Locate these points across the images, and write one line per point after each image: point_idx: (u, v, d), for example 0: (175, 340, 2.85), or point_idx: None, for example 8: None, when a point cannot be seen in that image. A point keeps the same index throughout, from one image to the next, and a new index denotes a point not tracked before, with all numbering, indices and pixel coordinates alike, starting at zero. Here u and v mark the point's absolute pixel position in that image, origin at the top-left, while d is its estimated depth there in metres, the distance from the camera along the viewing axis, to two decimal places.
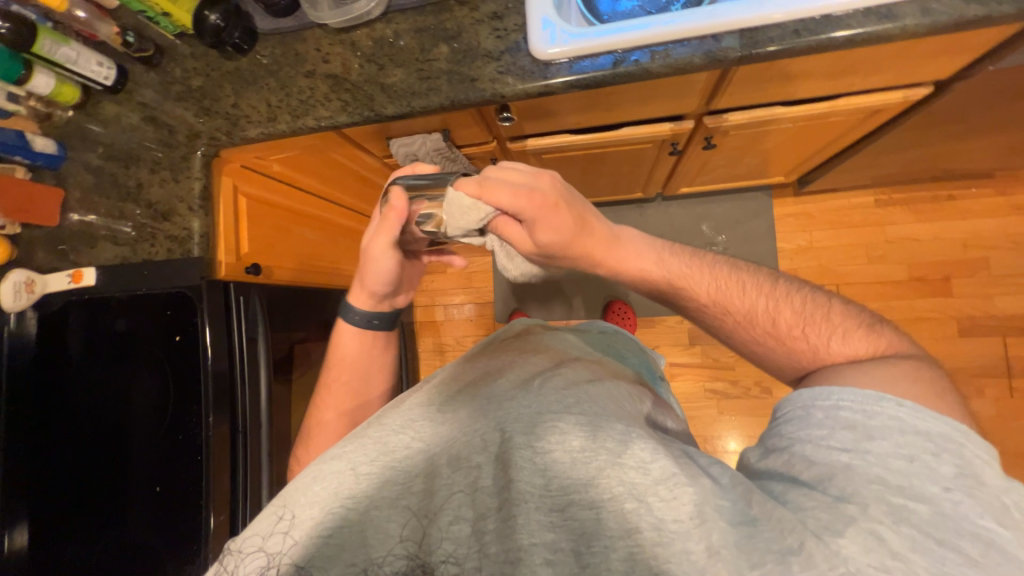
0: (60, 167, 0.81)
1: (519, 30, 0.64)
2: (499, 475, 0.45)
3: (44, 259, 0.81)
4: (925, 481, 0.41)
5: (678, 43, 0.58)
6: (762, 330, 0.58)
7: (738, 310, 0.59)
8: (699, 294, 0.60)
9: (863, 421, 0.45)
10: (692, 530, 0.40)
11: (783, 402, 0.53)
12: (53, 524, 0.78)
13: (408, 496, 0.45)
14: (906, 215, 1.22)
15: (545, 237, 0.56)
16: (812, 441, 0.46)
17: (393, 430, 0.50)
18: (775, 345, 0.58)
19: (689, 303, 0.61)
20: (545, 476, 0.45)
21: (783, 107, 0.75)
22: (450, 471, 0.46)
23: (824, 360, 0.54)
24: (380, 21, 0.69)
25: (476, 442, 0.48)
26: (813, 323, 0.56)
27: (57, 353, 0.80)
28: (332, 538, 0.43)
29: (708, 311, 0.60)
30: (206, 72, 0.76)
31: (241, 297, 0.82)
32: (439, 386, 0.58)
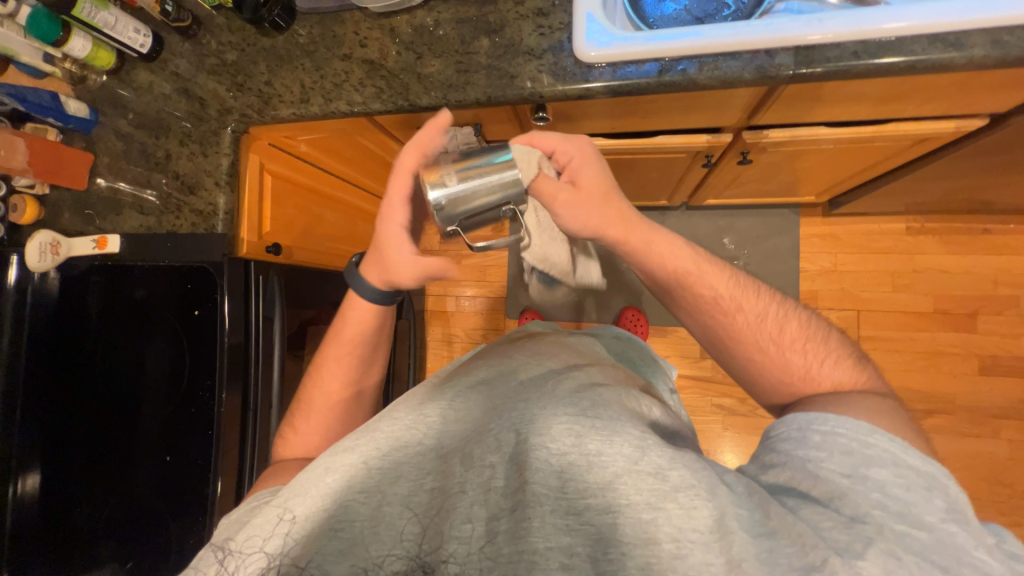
0: (91, 131, 0.81)
1: (564, 29, 0.62)
2: (513, 475, 0.45)
3: (70, 221, 0.82)
4: (923, 509, 0.42)
5: (729, 56, 0.56)
6: (769, 336, 0.59)
7: (749, 311, 0.60)
8: (716, 291, 0.61)
9: (861, 448, 0.46)
10: (713, 544, 0.40)
11: (777, 424, 0.53)
12: (60, 477, 0.79)
13: (420, 492, 0.46)
14: (938, 246, 1.19)
15: (588, 185, 0.58)
16: (813, 461, 0.47)
17: (405, 428, 0.51)
18: (776, 355, 0.58)
19: (705, 294, 0.60)
20: (560, 478, 0.44)
21: (826, 128, 0.72)
22: (462, 469, 0.47)
23: (817, 380, 0.56)
24: (421, 8, 0.68)
25: (489, 441, 0.48)
26: (813, 343, 0.58)
27: (77, 314, 0.82)
28: (345, 533, 0.44)
29: (722, 305, 0.60)
30: (242, 47, 0.75)
31: (261, 277, 0.81)
32: (449, 385, 0.59)
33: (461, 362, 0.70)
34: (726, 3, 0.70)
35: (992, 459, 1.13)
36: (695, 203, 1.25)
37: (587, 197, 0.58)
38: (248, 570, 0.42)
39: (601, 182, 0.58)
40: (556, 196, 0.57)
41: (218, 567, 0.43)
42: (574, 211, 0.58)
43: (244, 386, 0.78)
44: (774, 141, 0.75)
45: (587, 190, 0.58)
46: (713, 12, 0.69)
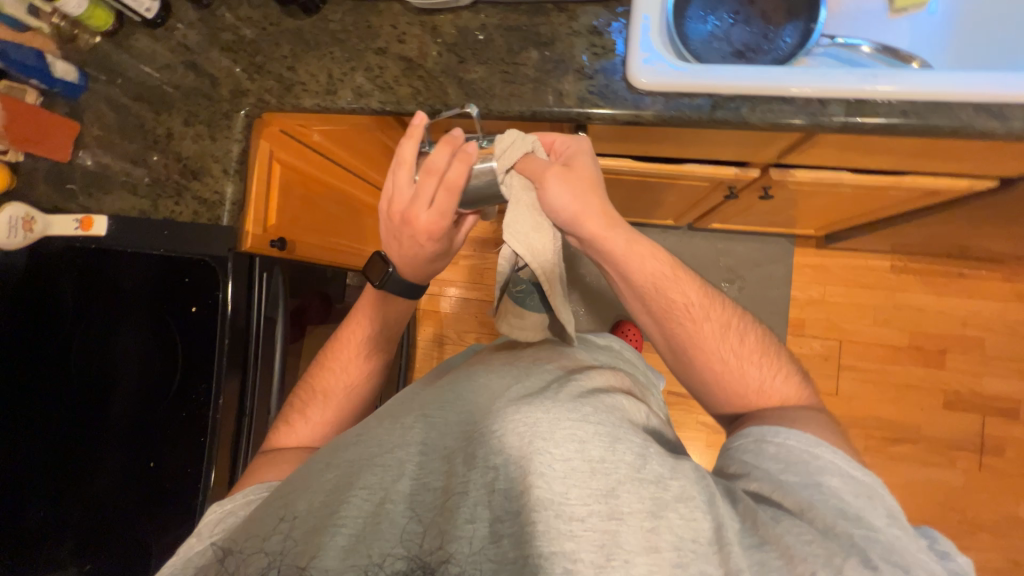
0: (78, 97, 0.73)
1: (618, 52, 0.60)
2: (518, 478, 0.43)
3: (46, 195, 0.74)
4: (872, 515, 0.44)
5: (783, 101, 0.56)
6: (730, 347, 0.61)
7: (716, 321, 0.61)
8: (682, 300, 0.60)
9: (811, 458, 0.49)
10: (712, 554, 0.41)
11: (736, 436, 0.56)
12: (17, 481, 0.71)
13: (422, 492, 0.44)
14: (917, 286, 1.26)
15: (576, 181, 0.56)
16: (772, 473, 0.49)
17: (410, 428, 0.51)
18: (735, 365, 0.60)
19: (679, 298, 0.60)
20: (564, 483, 0.43)
21: (848, 173, 0.75)
22: (466, 469, 0.45)
23: (768, 394, 0.59)
24: (467, 9, 0.64)
25: (494, 443, 0.47)
26: (767, 358, 0.61)
27: (47, 300, 0.74)
28: (349, 528, 0.42)
29: (693, 311, 0.60)
30: (262, 26, 0.69)
31: (264, 274, 0.75)
32: (450, 383, 0.58)
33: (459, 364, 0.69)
34: (768, 40, 0.71)
35: (948, 487, 1.22)
36: (699, 224, 1.27)
37: (577, 177, 0.56)
38: (248, 572, 0.40)
39: (594, 174, 0.57)
40: (547, 169, 0.55)
41: (219, 569, 0.42)
42: (562, 181, 0.55)
43: (238, 391, 0.72)
44: (798, 181, 0.77)
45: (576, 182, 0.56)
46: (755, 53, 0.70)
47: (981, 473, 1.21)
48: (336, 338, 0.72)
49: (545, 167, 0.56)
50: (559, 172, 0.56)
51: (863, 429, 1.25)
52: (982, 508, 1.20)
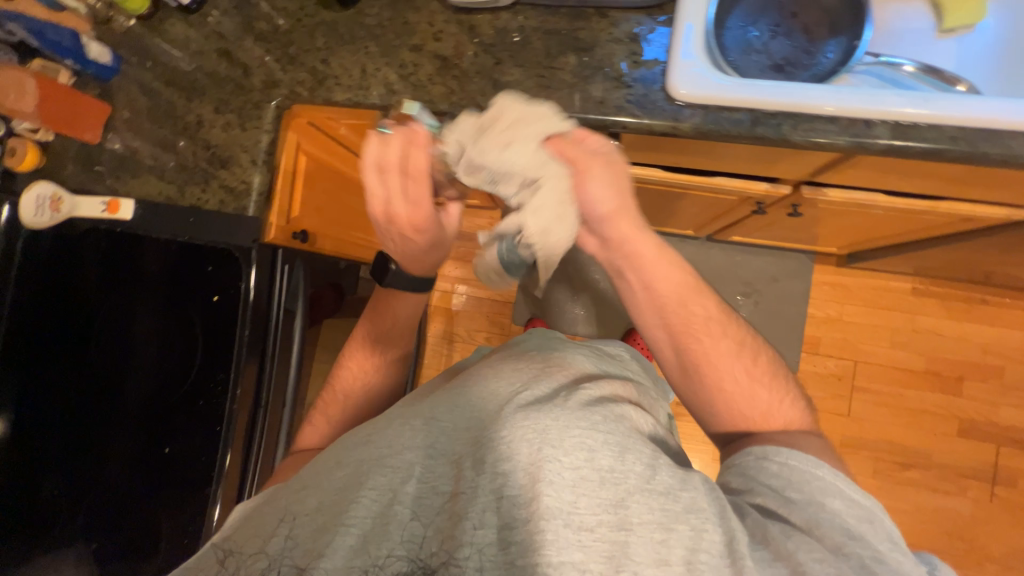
0: (110, 79, 0.73)
1: (659, 62, 0.59)
2: (527, 485, 0.41)
3: (74, 176, 0.74)
4: (876, 539, 0.43)
5: (826, 120, 0.55)
6: (742, 365, 0.57)
7: (731, 336, 0.58)
8: (695, 317, 0.58)
9: (815, 477, 0.47)
10: (724, 568, 0.40)
11: (736, 454, 0.53)
12: (35, 458, 0.72)
13: (430, 495, 0.44)
14: (937, 310, 1.24)
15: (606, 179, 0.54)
16: (774, 492, 0.47)
17: (419, 427, 0.49)
18: (748, 386, 0.56)
19: (695, 309, 0.58)
20: (574, 492, 0.41)
21: (882, 196, 0.73)
22: (474, 474, 0.43)
23: (777, 418, 0.54)
24: (507, 10, 0.63)
25: (502, 449, 0.44)
26: (779, 383, 0.57)
27: (70, 281, 0.74)
28: (358, 528, 0.42)
29: (710, 324, 0.58)
30: (298, 17, 0.69)
31: (286, 266, 0.75)
32: (460, 379, 0.56)
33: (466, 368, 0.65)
34: (809, 55, 0.70)
35: (957, 516, 1.20)
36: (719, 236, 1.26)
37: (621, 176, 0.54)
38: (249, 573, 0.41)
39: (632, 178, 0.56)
40: (593, 161, 0.53)
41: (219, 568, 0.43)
42: (608, 178, 0.54)
43: (256, 380, 0.72)
44: (830, 200, 0.75)
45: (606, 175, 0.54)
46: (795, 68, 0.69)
47: (992, 504, 1.20)
48: (354, 334, 0.73)
49: (585, 154, 0.53)
50: (605, 166, 0.54)
51: (874, 452, 1.24)
52: (991, 539, 1.19)
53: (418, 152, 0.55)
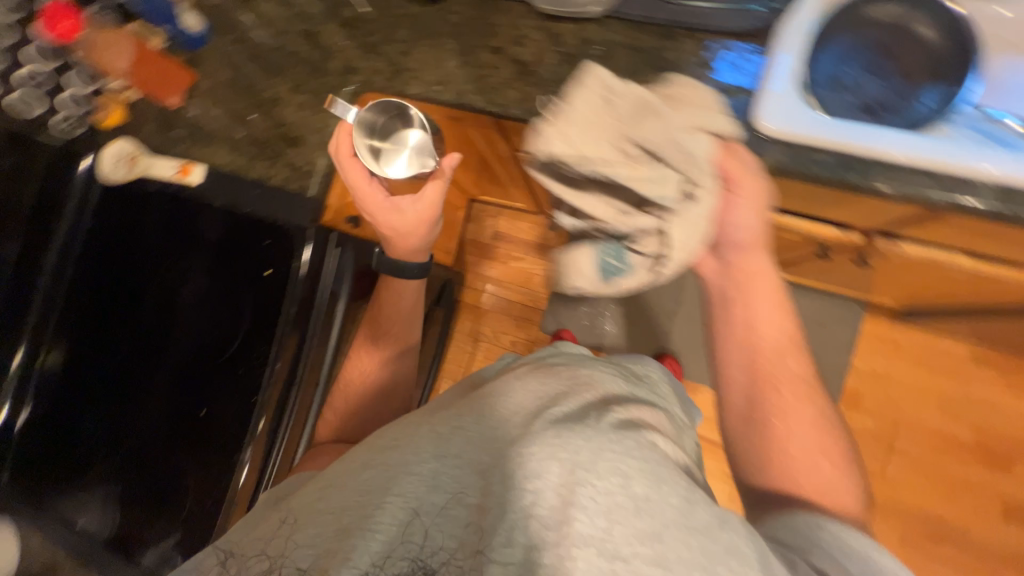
0: (197, 49, 0.76)
1: (748, 91, 0.56)
2: (559, 507, 0.41)
3: (152, 137, 0.78)
4: None
5: (922, 175, 0.52)
6: (817, 429, 0.57)
7: (813, 402, 0.59)
8: (787, 366, 0.60)
9: (870, 552, 0.44)
10: None
11: (780, 521, 0.51)
12: (78, 398, 0.76)
13: (456, 506, 0.44)
14: (995, 382, 1.16)
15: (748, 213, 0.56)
16: (824, 557, 0.44)
17: (446, 435, 0.48)
18: (811, 450, 0.56)
19: (788, 361, 0.60)
20: (607, 519, 0.40)
21: (964, 257, 0.68)
22: (503, 489, 0.42)
23: (840, 487, 0.53)
24: (594, 22, 0.62)
25: (531, 466, 0.43)
26: (846, 463, 0.56)
27: (132, 237, 0.77)
28: (383, 534, 0.42)
29: (799, 379, 0.59)
30: (383, 7, 0.69)
31: (337, 249, 0.76)
32: (487, 388, 0.55)
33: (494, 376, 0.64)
34: (905, 100, 0.66)
35: None
36: None
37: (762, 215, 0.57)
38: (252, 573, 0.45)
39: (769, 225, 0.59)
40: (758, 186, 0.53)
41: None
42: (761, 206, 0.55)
43: (294, 355, 0.73)
44: (903, 254, 0.71)
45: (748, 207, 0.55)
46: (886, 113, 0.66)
47: None
48: (359, 337, 0.83)
49: (746, 177, 0.53)
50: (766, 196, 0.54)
51: (904, 521, 1.17)
52: None
53: (579, 113, 0.49)
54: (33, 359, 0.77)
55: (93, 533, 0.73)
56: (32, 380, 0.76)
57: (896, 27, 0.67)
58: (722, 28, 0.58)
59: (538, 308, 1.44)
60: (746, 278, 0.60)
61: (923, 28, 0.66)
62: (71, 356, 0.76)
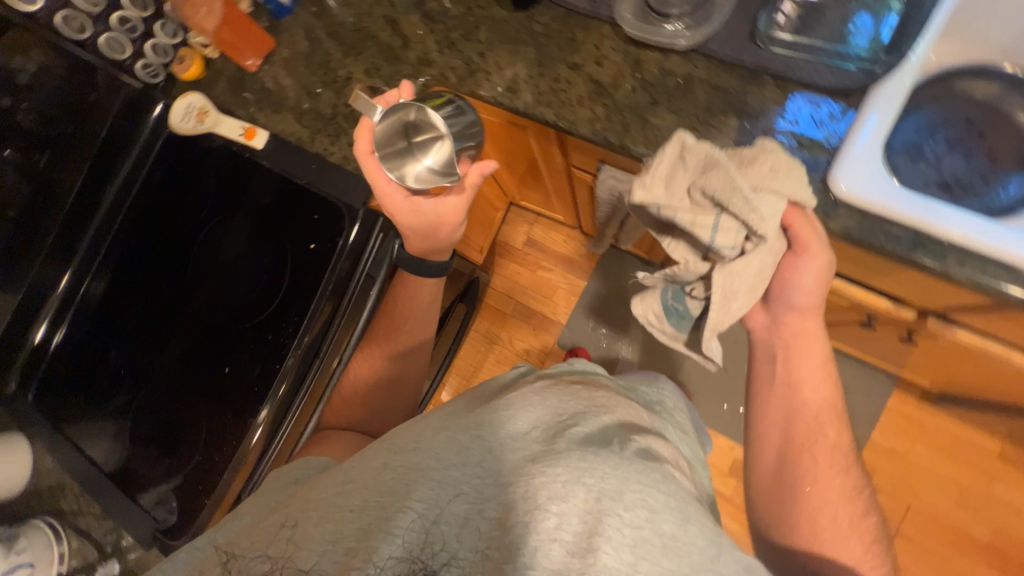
0: (282, 17, 0.78)
1: (828, 149, 0.55)
2: (584, 535, 0.40)
3: (223, 96, 0.79)
4: None
5: (1002, 268, 0.49)
6: (846, 503, 0.55)
7: (846, 475, 0.57)
8: (822, 433, 0.59)
9: None
10: None
11: None
12: (111, 333, 0.78)
13: (477, 519, 0.43)
14: (1021, 484, 1.11)
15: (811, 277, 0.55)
16: None
17: (469, 442, 0.48)
18: (839, 521, 0.54)
19: (825, 428, 0.59)
20: (634, 553, 0.40)
21: (1021, 356, 0.65)
22: (527, 508, 0.42)
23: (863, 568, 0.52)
24: (678, 54, 0.61)
25: (556, 488, 0.43)
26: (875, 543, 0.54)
27: (188, 188, 0.79)
28: (402, 538, 0.42)
29: (833, 448, 0.58)
30: (469, 6, 0.70)
31: (380, 236, 0.75)
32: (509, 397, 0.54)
33: (514, 385, 0.63)
34: (986, 183, 0.63)
35: None
36: None
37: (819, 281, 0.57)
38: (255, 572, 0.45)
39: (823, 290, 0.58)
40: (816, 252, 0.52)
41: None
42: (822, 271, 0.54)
43: (323, 330, 0.73)
44: (957, 341, 0.68)
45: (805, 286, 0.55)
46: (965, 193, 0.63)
47: None
48: (371, 337, 0.82)
49: (813, 241, 0.52)
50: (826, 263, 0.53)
51: None
52: None
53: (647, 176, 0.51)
54: (75, 287, 0.79)
55: (102, 464, 0.76)
56: (72, 305, 0.78)
57: (989, 108, 0.65)
58: (809, 81, 0.56)
59: (557, 323, 1.43)
60: (795, 339, 0.60)
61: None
62: (113, 292, 0.78)
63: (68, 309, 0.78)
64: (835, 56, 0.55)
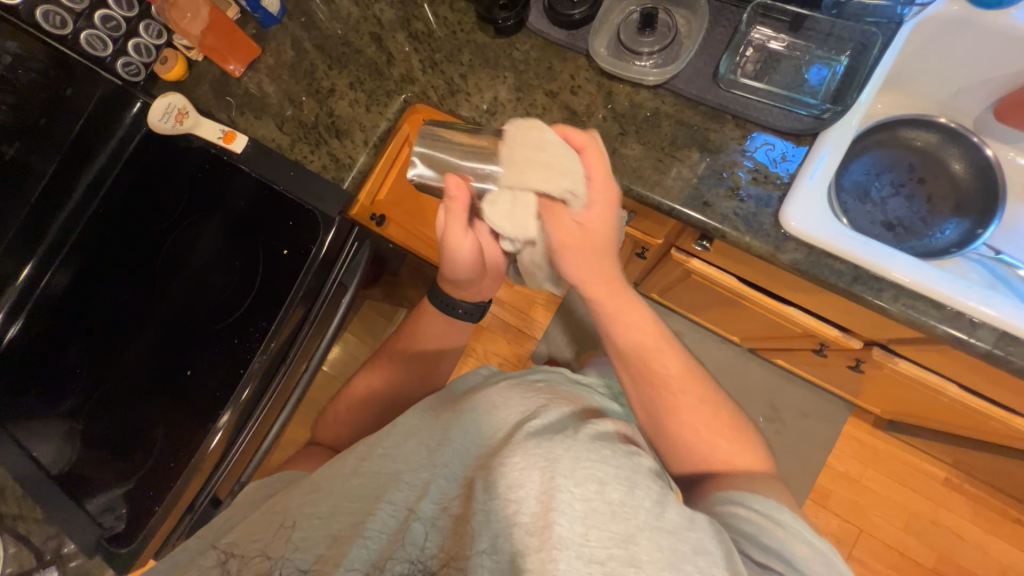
0: (269, 26, 0.79)
1: (779, 187, 0.58)
2: (539, 513, 0.42)
3: (204, 98, 0.80)
4: None
5: (931, 304, 0.53)
6: (703, 422, 0.56)
7: (692, 394, 0.57)
8: (664, 368, 0.58)
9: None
10: None
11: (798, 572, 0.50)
12: (68, 328, 0.76)
13: (444, 517, 0.45)
14: (965, 510, 1.16)
15: (597, 216, 0.53)
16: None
17: (434, 446, 0.50)
18: (703, 434, 0.56)
19: (661, 367, 0.58)
20: (585, 524, 0.42)
21: (955, 387, 0.69)
22: (486, 497, 0.44)
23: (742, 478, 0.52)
24: (648, 89, 0.64)
25: (512, 475, 0.44)
26: (738, 433, 0.56)
27: (162, 189, 0.78)
28: (374, 542, 0.43)
29: (671, 385, 0.57)
30: (453, 29, 0.72)
31: (355, 244, 0.78)
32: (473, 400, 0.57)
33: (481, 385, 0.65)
34: (924, 224, 0.69)
35: None
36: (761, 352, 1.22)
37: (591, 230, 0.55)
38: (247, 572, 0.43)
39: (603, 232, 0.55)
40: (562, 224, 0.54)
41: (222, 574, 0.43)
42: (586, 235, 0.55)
43: (290, 337, 0.74)
44: (899, 370, 0.72)
45: (577, 242, 0.55)
46: (915, 231, 0.68)
47: None
48: (383, 350, 0.74)
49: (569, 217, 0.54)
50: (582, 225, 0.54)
51: None
52: None
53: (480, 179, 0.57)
54: (36, 279, 0.77)
55: (48, 465, 0.72)
56: (31, 299, 0.77)
57: (929, 156, 0.70)
58: (765, 123, 0.60)
59: (532, 338, 1.44)
60: (616, 302, 0.59)
61: (956, 162, 0.70)
62: (76, 288, 0.77)
63: (28, 300, 0.77)
64: (790, 102, 0.60)
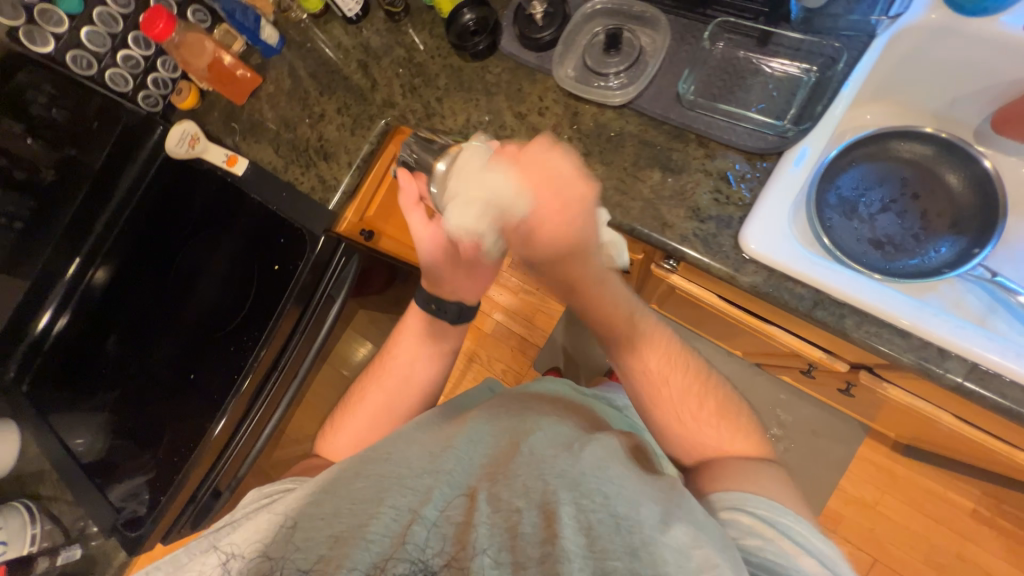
0: (270, 57, 0.86)
1: (741, 209, 0.57)
2: (542, 527, 0.43)
3: (214, 125, 0.87)
4: None
5: (897, 333, 0.51)
6: (687, 411, 0.57)
7: (676, 385, 0.58)
8: (646, 366, 0.59)
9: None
10: None
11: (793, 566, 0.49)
12: (94, 330, 0.85)
13: (445, 524, 0.45)
14: (995, 545, 1.07)
15: (549, 217, 0.47)
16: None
17: (430, 456, 0.52)
18: (692, 428, 0.57)
19: (642, 363, 0.59)
20: (588, 535, 0.42)
21: (950, 416, 0.65)
22: (488, 507, 0.45)
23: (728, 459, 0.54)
24: (615, 108, 0.64)
25: (516, 486, 0.47)
26: (728, 419, 0.57)
27: (175, 208, 0.86)
28: (377, 546, 0.43)
29: (650, 380, 0.58)
30: (433, 54, 0.76)
31: (343, 259, 0.82)
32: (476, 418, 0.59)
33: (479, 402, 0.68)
34: (916, 246, 0.65)
35: None
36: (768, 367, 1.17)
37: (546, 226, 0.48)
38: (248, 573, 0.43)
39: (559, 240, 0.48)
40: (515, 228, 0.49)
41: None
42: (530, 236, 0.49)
43: (280, 347, 0.79)
44: (889, 397, 0.68)
45: (542, 238, 0.49)
46: (921, 253, 0.64)
47: None
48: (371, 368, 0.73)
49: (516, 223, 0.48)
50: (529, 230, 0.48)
51: None
52: None
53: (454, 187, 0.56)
54: (80, 279, 0.87)
55: (77, 452, 0.82)
56: (76, 293, 0.86)
57: (924, 169, 0.66)
58: (730, 142, 0.59)
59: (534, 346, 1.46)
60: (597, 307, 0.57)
61: (952, 175, 0.65)
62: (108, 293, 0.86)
63: (72, 298, 0.86)
64: (753, 121, 0.59)
